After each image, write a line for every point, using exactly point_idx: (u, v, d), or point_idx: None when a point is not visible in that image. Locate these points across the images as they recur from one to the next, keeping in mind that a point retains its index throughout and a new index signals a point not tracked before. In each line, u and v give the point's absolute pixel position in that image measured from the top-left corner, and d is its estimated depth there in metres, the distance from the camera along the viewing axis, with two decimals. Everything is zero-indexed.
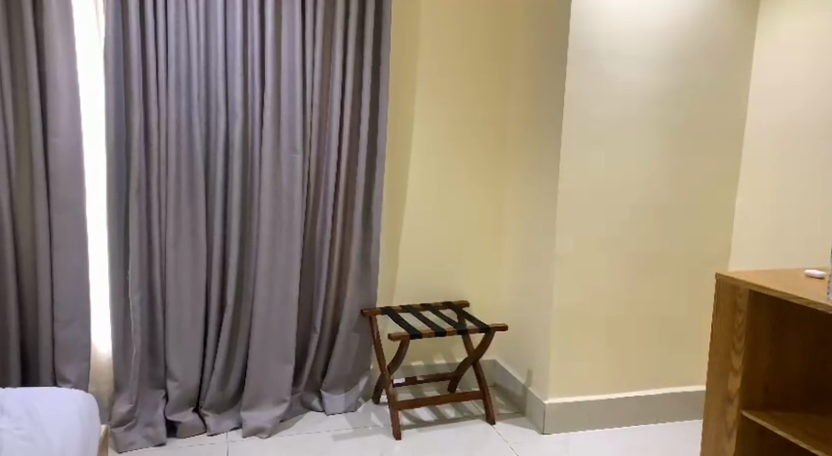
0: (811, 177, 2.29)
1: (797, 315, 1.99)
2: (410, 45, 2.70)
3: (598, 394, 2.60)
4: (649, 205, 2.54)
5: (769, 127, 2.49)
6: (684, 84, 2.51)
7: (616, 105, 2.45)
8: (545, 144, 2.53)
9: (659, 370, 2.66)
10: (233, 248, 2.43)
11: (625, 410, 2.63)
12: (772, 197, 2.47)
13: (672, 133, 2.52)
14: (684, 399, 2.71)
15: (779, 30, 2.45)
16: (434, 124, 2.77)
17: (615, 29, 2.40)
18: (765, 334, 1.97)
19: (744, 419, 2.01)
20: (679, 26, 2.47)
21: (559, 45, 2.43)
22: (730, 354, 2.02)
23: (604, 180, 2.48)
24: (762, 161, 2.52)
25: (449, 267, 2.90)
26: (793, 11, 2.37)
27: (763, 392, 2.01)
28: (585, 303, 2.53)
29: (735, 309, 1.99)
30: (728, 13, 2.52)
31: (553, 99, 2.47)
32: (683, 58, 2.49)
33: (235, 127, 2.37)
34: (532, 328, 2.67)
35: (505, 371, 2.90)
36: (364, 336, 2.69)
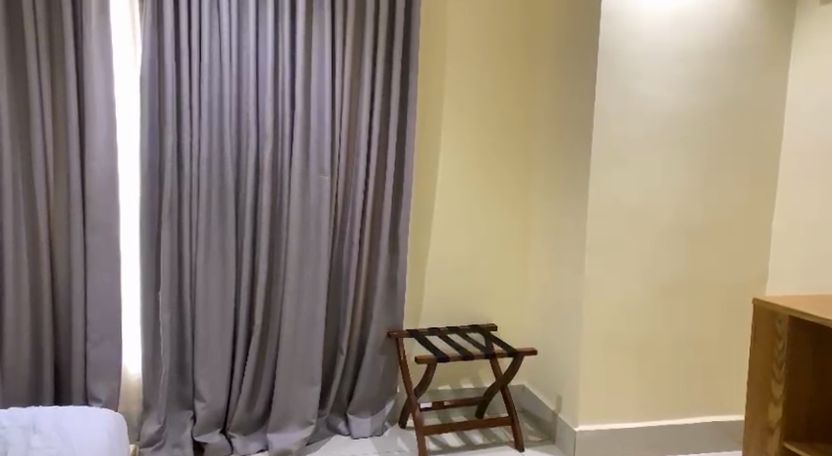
0: None
1: None
2: (438, 66, 2.71)
3: (630, 422, 2.52)
4: (680, 228, 2.48)
5: (805, 147, 2.43)
6: (716, 104, 2.46)
7: (645, 125, 2.41)
8: (573, 165, 2.51)
9: (693, 398, 2.57)
10: (261, 268, 2.45)
11: (658, 439, 2.54)
12: (810, 219, 2.39)
13: (703, 153, 2.47)
14: (720, 428, 2.61)
15: (814, 48, 2.39)
16: (461, 144, 2.77)
17: (643, 48, 2.38)
18: (805, 361, 1.90)
19: (784, 450, 1.93)
20: (710, 44, 2.43)
21: (587, 65, 2.42)
22: (768, 382, 1.95)
23: (634, 201, 2.43)
24: (799, 182, 2.45)
25: (476, 290, 2.87)
26: (828, 29, 2.33)
27: (804, 423, 1.93)
28: (615, 327, 2.47)
29: (774, 336, 1.92)
30: (760, 31, 2.47)
31: (582, 119, 2.45)
32: (714, 77, 2.45)
33: (265, 148, 2.41)
34: (560, 353, 2.61)
35: (533, 397, 2.84)
36: (390, 359, 2.66)
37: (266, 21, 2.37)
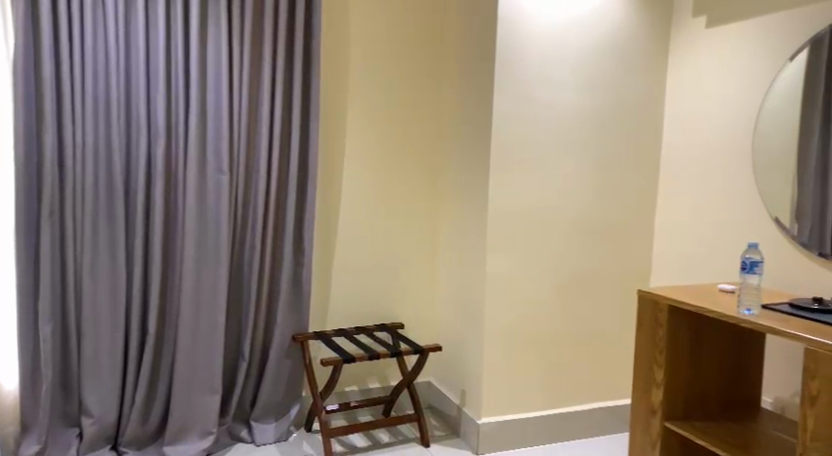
0: (721, 199, 2.46)
1: (712, 329, 2.11)
2: (340, 63, 2.69)
3: (530, 411, 2.64)
4: (575, 225, 2.63)
5: (682, 150, 2.65)
6: (605, 110, 2.62)
7: (540, 127, 2.53)
8: (476, 166, 2.58)
9: (588, 386, 2.73)
10: (155, 273, 2.31)
11: (556, 427, 2.68)
12: (687, 217, 2.61)
13: (595, 155, 2.63)
14: (612, 413, 2.78)
15: (689, 59, 2.61)
16: (365, 143, 2.77)
17: (538, 55, 2.50)
18: (682, 346, 2.07)
19: (667, 429, 2.10)
20: (598, 53, 2.59)
21: (486, 69, 2.49)
22: (651, 367, 2.10)
23: (532, 201, 2.54)
24: (677, 182, 2.67)
25: (382, 289, 2.88)
26: (701, 42, 2.54)
27: (683, 403, 2.11)
28: (517, 322, 2.57)
29: (656, 324, 2.08)
30: (643, 42, 2.66)
31: (483, 122, 2.52)
32: (601, 83, 2.61)
33: (157, 146, 2.27)
34: (465, 349, 2.68)
35: (439, 393, 2.90)
36: (296, 363, 2.61)
37: (157, 13, 2.24)
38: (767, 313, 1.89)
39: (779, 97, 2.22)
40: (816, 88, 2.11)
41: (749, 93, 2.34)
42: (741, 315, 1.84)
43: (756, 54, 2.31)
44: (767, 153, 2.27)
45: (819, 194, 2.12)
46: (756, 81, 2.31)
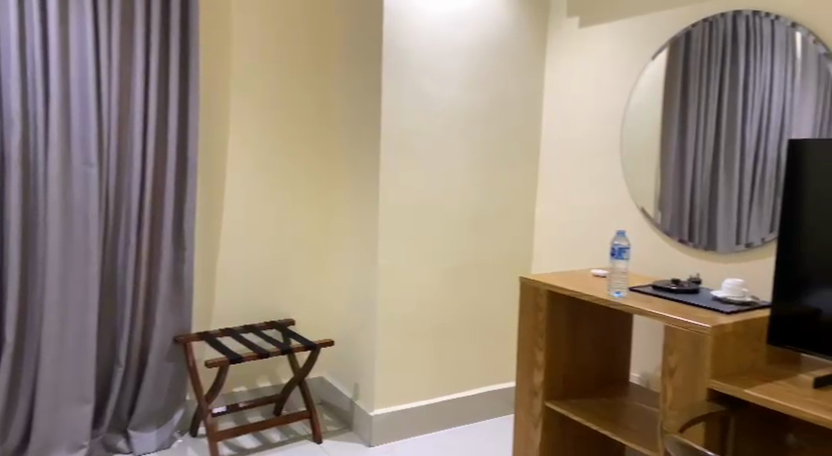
0: (593, 190, 2.62)
1: (586, 312, 2.26)
2: (220, 50, 2.57)
3: (422, 400, 2.68)
4: (462, 216, 2.70)
5: (559, 144, 2.79)
6: (488, 104, 2.71)
7: (427, 120, 2.56)
8: (365, 158, 2.57)
9: (477, 372, 2.82)
10: (12, 276, 2.08)
11: (447, 413, 2.75)
12: (564, 207, 2.76)
13: (479, 149, 2.71)
14: (500, 396, 2.90)
15: (564, 58, 2.76)
16: (250, 134, 2.66)
17: (425, 48, 2.52)
18: (560, 330, 2.20)
19: (548, 409, 2.21)
20: (481, 49, 2.66)
21: (374, 61, 2.48)
22: (533, 351, 2.21)
23: (420, 193, 2.58)
24: (555, 175, 2.81)
25: (270, 285, 2.79)
26: (576, 42, 2.69)
27: (562, 383, 2.23)
28: (408, 313, 2.60)
29: (537, 309, 2.20)
30: (522, 39, 2.77)
31: (371, 114, 2.52)
32: (484, 79, 2.69)
33: (12, 135, 2.05)
34: (357, 342, 2.67)
35: (331, 388, 2.87)
36: (179, 366, 2.47)
37: None
38: (634, 294, 2.05)
39: (643, 94, 2.40)
40: (674, 86, 2.31)
41: (618, 90, 2.51)
42: (613, 298, 1.97)
43: (624, 53, 2.47)
44: (633, 147, 2.45)
45: (677, 184, 2.32)
46: (624, 80, 2.48)
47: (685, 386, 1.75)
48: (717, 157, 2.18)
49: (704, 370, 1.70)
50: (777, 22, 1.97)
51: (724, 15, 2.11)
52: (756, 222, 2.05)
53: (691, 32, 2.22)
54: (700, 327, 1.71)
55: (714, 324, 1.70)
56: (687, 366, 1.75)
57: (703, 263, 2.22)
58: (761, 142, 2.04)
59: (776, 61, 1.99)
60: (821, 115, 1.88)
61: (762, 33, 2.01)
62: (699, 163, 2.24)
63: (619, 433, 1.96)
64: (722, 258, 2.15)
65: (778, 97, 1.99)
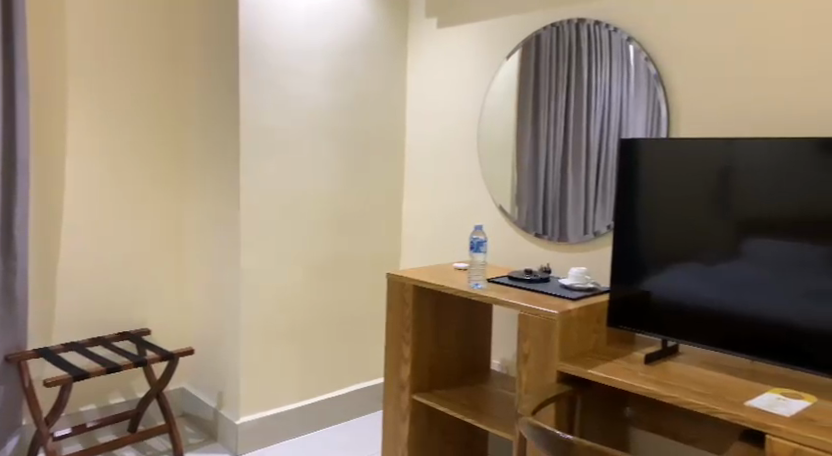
0: (454, 187, 2.71)
1: (450, 305, 2.34)
2: (56, 40, 2.36)
3: (291, 403, 2.64)
4: (327, 215, 2.68)
5: (420, 142, 2.86)
6: (350, 102, 2.71)
7: (289, 118, 2.52)
8: (223, 157, 2.48)
9: (346, 371, 2.82)
10: None
11: (317, 415, 2.72)
12: (427, 203, 2.83)
13: (343, 147, 2.71)
14: (370, 393, 2.92)
15: (423, 58, 2.82)
16: (92, 131, 2.47)
17: (284, 44, 2.48)
18: (426, 323, 2.26)
19: (416, 402, 2.25)
20: (341, 47, 2.66)
21: (230, 56, 2.40)
22: (400, 345, 2.25)
23: (284, 192, 2.53)
24: (418, 171, 2.87)
25: (122, 293, 2.62)
26: (435, 43, 2.76)
27: (429, 376, 2.29)
28: (274, 316, 2.55)
29: (403, 304, 2.23)
30: (384, 38, 2.80)
31: (229, 110, 2.43)
32: (345, 76, 2.69)
33: None
34: (220, 349, 2.57)
35: (193, 398, 2.74)
36: (12, 387, 2.25)
37: None
38: (492, 285, 2.15)
39: (498, 94, 2.52)
40: (526, 87, 2.44)
41: (475, 91, 2.62)
42: (473, 289, 2.06)
43: (479, 55, 2.59)
44: (491, 144, 2.56)
45: (531, 179, 2.45)
46: (481, 81, 2.59)
47: (537, 370, 1.87)
48: (565, 154, 2.34)
49: (553, 354, 1.82)
50: (613, 31, 2.15)
51: (569, 22, 2.27)
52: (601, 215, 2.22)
53: (541, 36, 2.36)
54: (550, 313, 1.83)
55: (561, 310, 1.83)
56: (539, 351, 1.87)
57: (554, 254, 2.37)
58: (603, 141, 2.21)
59: (614, 67, 2.16)
60: (653, 118, 2.07)
61: (602, 40, 2.18)
62: (551, 159, 2.39)
63: (480, 419, 2.05)
64: (570, 248, 2.32)
65: (617, 100, 2.17)
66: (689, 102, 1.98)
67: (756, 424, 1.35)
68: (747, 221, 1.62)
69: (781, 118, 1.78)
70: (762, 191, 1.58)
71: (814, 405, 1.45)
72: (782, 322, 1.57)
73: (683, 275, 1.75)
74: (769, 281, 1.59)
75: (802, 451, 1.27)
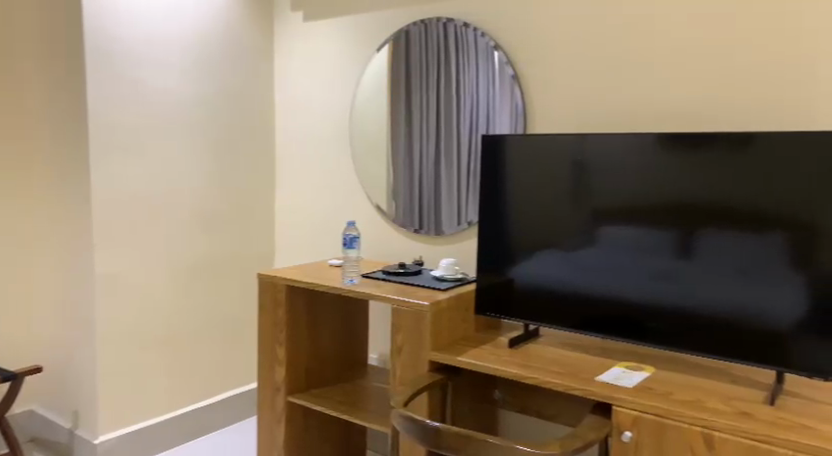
0: (324, 184, 2.69)
1: (324, 303, 2.31)
2: None
3: (158, 416, 2.50)
4: (191, 216, 2.56)
5: (289, 140, 2.80)
6: (212, 97, 2.60)
7: (144, 114, 2.37)
8: (68, 158, 2.30)
9: (217, 378, 2.72)
10: None
11: (186, 426, 2.60)
12: (297, 202, 2.79)
13: (206, 144, 2.59)
14: (243, 399, 2.83)
15: (290, 53, 2.76)
16: None
17: (135, 35, 2.33)
18: (300, 323, 2.21)
19: (291, 404, 2.21)
20: (201, 40, 2.55)
21: (73, 48, 2.22)
22: (274, 347, 2.19)
23: (142, 193, 2.38)
24: (287, 169, 2.82)
25: None
26: (301, 37, 2.71)
27: (305, 376, 2.25)
28: (135, 325, 2.40)
29: (276, 305, 2.17)
30: (247, 32, 2.71)
31: (74, 107, 2.25)
32: (205, 70, 2.57)
33: None
34: (73, 364, 2.39)
35: (43, 420, 2.53)
36: None
37: None
38: (366, 280, 2.14)
39: (367, 90, 2.52)
40: (398, 83, 2.44)
41: (343, 86, 2.60)
42: (345, 286, 2.04)
43: (346, 50, 2.57)
44: (362, 140, 2.55)
45: (403, 174, 2.47)
46: (348, 77, 2.58)
47: (411, 361, 1.89)
48: (434, 148, 2.36)
49: (425, 345, 1.86)
50: (478, 34, 2.20)
51: (438, 19, 2.29)
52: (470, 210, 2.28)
53: (411, 33, 2.37)
54: (421, 305, 1.86)
55: (431, 301, 1.86)
56: (411, 343, 1.89)
57: (424, 247, 2.42)
58: (470, 141, 2.26)
59: (480, 70, 2.21)
60: (515, 118, 2.14)
61: (467, 40, 2.23)
62: (422, 154, 2.40)
63: (356, 415, 2.04)
64: (441, 241, 2.37)
65: (483, 103, 2.21)
66: (543, 98, 2.09)
67: (605, 397, 1.46)
68: (598, 209, 1.73)
69: (621, 113, 1.93)
70: (611, 181, 1.70)
71: (655, 375, 1.59)
72: (631, 302, 1.69)
73: (543, 262, 1.83)
74: (618, 264, 1.70)
75: (641, 418, 1.40)
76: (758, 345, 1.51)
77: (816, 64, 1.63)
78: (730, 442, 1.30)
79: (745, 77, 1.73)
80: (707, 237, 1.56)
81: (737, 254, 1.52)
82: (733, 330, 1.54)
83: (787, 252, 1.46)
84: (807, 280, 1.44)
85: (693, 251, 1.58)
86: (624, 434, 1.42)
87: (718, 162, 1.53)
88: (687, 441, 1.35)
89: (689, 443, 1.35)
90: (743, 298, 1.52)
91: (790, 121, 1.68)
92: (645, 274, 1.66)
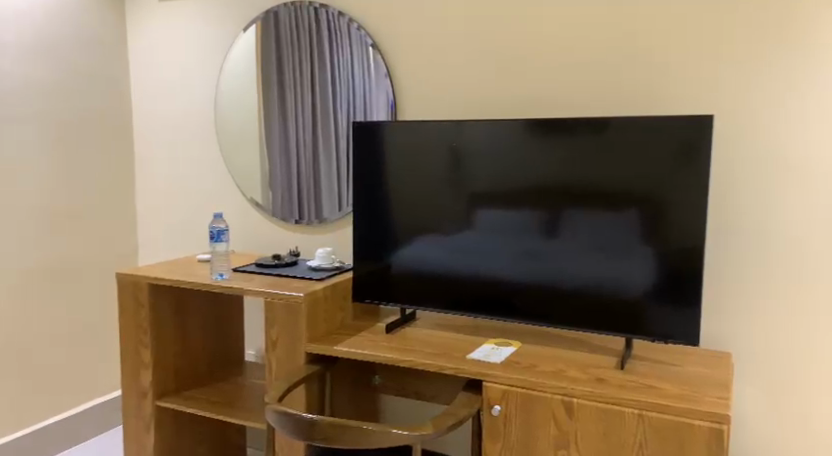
0: (188, 176, 2.55)
1: (192, 300, 2.20)
2: None
3: (8, 434, 2.28)
4: (37, 214, 2.33)
5: (148, 129, 2.63)
6: (57, 84, 2.38)
7: None
8: None
9: (76, 388, 2.52)
10: None
11: (43, 441, 2.39)
12: (160, 195, 2.63)
13: (52, 136, 2.37)
14: (108, 407, 2.64)
15: (145, 37, 2.58)
16: None
17: None
18: (166, 323, 2.09)
19: (159, 408, 2.09)
20: (39, 21, 2.31)
21: None
22: (139, 350, 2.05)
23: None
24: (147, 161, 2.64)
25: None
26: (157, 20, 2.54)
27: (174, 378, 2.13)
28: None
29: (138, 305, 2.03)
30: (95, 13, 2.50)
31: None
32: (47, 54, 2.34)
33: None
34: None
35: None
36: None
37: None
38: (236, 274, 2.06)
39: (233, 76, 2.40)
40: (267, 69, 2.35)
41: (205, 70, 2.47)
42: (214, 281, 1.95)
43: (207, 32, 2.45)
44: (229, 128, 2.44)
45: (273, 163, 2.38)
46: (211, 62, 2.45)
47: (286, 354, 1.84)
48: (303, 136, 2.30)
49: (300, 336, 1.81)
50: (353, 25, 2.15)
51: (309, 5, 2.24)
52: (348, 207, 2.24)
53: (280, 18, 2.29)
54: (294, 296, 1.81)
55: (306, 292, 1.82)
56: (286, 335, 1.84)
57: (298, 237, 2.36)
58: (347, 138, 2.21)
59: (353, 59, 2.16)
60: (385, 104, 2.13)
61: (340, 30, 2.18)
62: (293, 142, 2.32)
63: (230, 414, 1.97)
64: (316, 230, 2.32)
65: (360, 98, 2.17)
66: (410, 84, 2.10)
67: (476, 374, 1.50)
68: (468, 193, 1.76)
69: (485, 98, 1.99)
70: (481, 166, 1.73)
71: (522, 350, 1.66)
72: (501, 282, 1.75)
73: (418, 246, 1.85)
74: (490, 245, 1.75)
75: (509, 392, 1.46)
76: (615, 315, 1.61)
77: (658, 52, 1.75)
78: (587, 406, 1.38)
79: (597, 64, 1.83)
80: (570, 216, 1.64)
81: (597, 232, 1.61)
82: (594, 303, 1.64)
83: (639, 227, 1.56)
84: (656, 254, 1.55)
85: (558, 231, 1.66)
86: (494, 408, 1.47)
87: (578, 146, 1.61)
88: (549, 409, 1.42)
89: (551, 412, 1.42)
90: (602, 272, 1.62)
91: (635, 105, 1.79)
92: (515, 255, 1.72)
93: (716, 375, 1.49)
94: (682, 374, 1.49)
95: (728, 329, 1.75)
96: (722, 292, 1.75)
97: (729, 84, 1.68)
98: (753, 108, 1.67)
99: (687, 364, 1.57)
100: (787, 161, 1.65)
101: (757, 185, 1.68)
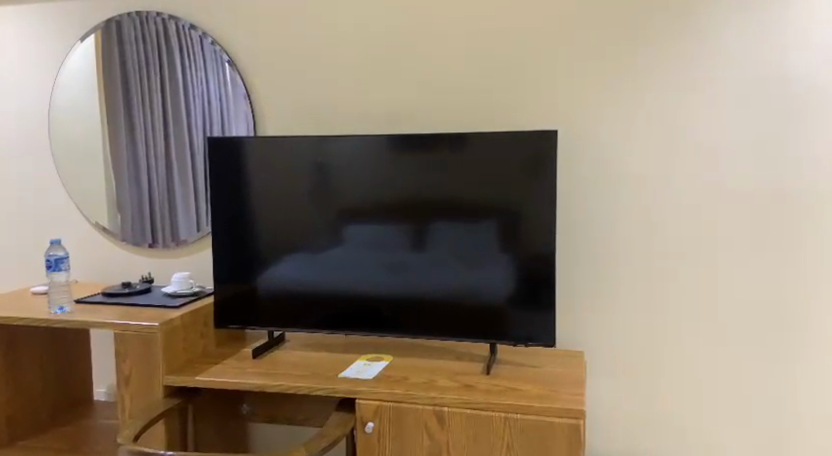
0: (18, 199, 2.29)
1: (26, 340, 1.95)
2: None
3: None
4: None
5: None
6: None
7: None
8: None
9: None
10: None
11: None
12: None
13: None
14: None
15: None
16: None
17: None
18: None
19: None
20: None
21: None
22: None
23: None
24: None
25: None
26: None
27: (4, 428, 1.88)
28: None
29: None
30: None
31: None
32: None
33: None
34: None
35: None
36: None
37: None
38: (81, 306, 1.87)
39: (69, 90, 2.20)
40: (109, 83, 2.17)
41: (35, 81, 2.24)
42: (54, 315, 1.76)
43: (36, 40, 2.22)
44: (66, 147, 2.23)
45: (119, 184, 2.20)
46: (43, 75, 2.23)
47: (141, 390, 1.70)
48: (153, 154, 2.15)
49: (157, 370, 1.68)
50: (207, 39, 2.06)
51: (156, 15, 2.11)
52: (207, 230, 2.12)
53: (123, 28, 2.13)
54: (149, 327, 1.67)
55: (162, 321, 1.69)
56: (140, 369, 1.69)
57: (151, 262, 2.20)
58: (203, 157, 2.10)
59: (206, 73, 2.07)
60: (242, 120, 2.05)
61: (193, 44, 2.07)
62: (142, 160, 2.16)
63: None
64: (171, 253, 2.18)
65: (217, 116, 2.07)
66: (268, 99, 2.05)
67: (348, 392, 1.47)
68: (334, 209, 1.74)
69: (345, 114, 1.98)
70: (345, 181, 1.72)
71: (393, 363, 1.65)
72: (370, 297, 1.75)
73: (285, 265, 1.79)
74: (358, 260, 1.74)
75: (382, 407, 1.44)
76: (481, 322, 1.66)
77: (509, 70, 1.85)
78: (458, 414, 1.40)
79: (452, 81, 1.89)
80: (434, 228, 1.67)
81: (461, 241, 1.66)
82: (461, 312, 1.68)
83: (499, 236, 1.63)
84: (516, 261, 1.62)
85: (424, 243, 1.68)
86: (367, 425, 1.45)
87: (440, 159, 1.64)
88: (422, 420, 1.42)
89: (424, 423, 1.43)
90: (467, 281, 1.67)
91: (490, 120, 1.88)
92: (383, 268, 1.72)
93: (574, 373, 1.58)
94: (543, 375, 1.56)
95: (582, 328, 1.88)
96: (575, 294, 1.87)
97: (572, 101, 1.81)
98: (594, 123, 1.81)
99: (548, 364, 1.66)
100: (624, 170, 1.80)
101: (600, 193, 1.83)
